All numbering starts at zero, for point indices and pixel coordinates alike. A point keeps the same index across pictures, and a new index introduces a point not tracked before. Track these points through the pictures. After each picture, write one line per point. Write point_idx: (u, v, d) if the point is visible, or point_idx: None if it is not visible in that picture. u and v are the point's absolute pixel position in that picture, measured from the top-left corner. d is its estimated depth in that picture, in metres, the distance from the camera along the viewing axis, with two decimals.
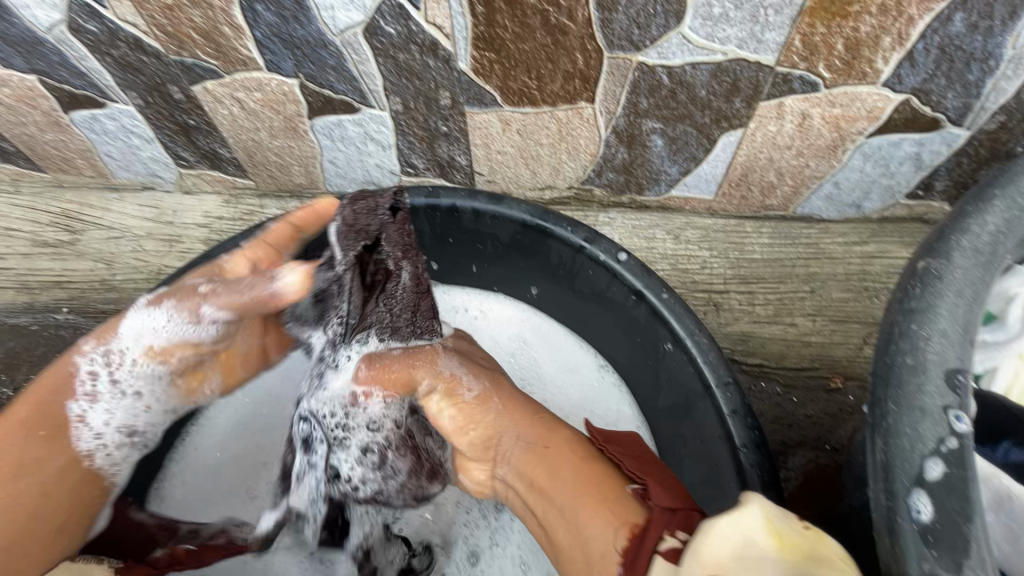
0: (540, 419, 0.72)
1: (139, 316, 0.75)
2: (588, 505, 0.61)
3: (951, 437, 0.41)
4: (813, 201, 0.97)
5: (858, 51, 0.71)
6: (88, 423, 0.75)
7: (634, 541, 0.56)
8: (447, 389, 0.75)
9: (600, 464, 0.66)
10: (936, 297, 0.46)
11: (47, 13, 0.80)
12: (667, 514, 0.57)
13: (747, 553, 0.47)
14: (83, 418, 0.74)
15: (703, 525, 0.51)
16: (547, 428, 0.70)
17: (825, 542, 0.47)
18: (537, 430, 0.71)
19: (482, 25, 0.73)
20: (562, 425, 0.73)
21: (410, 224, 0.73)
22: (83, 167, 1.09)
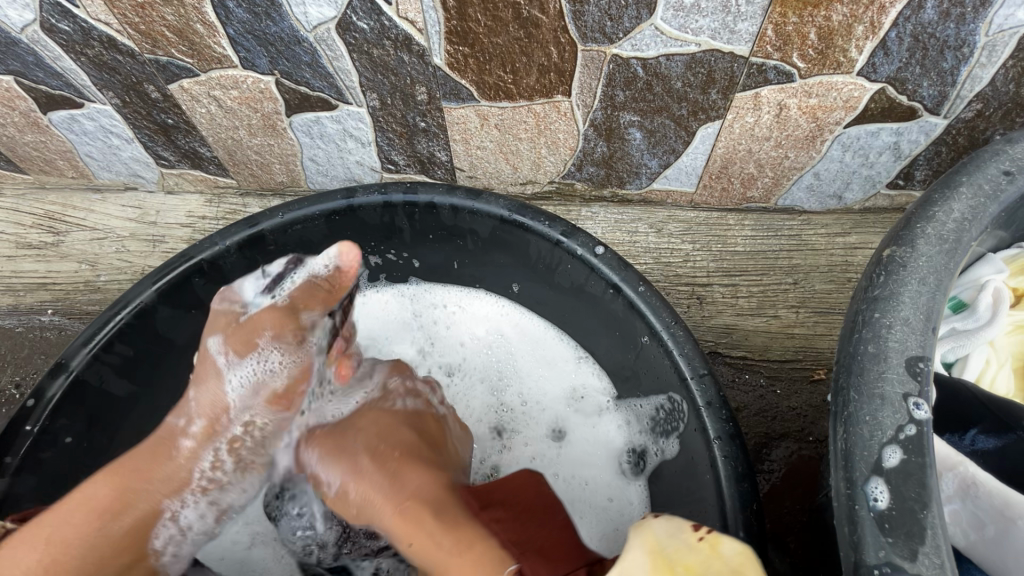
0: (395, 512, 0.64)
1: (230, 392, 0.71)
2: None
3: (910, 424, 0.41)
4: (795, 192, 0.96)
5: (832, 40, 0.70)
6: (177, 520, 0.71)
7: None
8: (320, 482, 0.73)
9: (484, 546, 0.59)
10: (899, 285, 0.46)
11: (20, 13, 0.79)
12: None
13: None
14: (175, 515, 0.71)
15: None
16: (400, 523, 0.63)
17: (721, 557, 0.48)
18: (397, 530, 0.63)
19: (454, 19, 0.73)
20: (432, 518, 0.62)
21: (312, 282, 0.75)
22: (65, 168, 1.09)
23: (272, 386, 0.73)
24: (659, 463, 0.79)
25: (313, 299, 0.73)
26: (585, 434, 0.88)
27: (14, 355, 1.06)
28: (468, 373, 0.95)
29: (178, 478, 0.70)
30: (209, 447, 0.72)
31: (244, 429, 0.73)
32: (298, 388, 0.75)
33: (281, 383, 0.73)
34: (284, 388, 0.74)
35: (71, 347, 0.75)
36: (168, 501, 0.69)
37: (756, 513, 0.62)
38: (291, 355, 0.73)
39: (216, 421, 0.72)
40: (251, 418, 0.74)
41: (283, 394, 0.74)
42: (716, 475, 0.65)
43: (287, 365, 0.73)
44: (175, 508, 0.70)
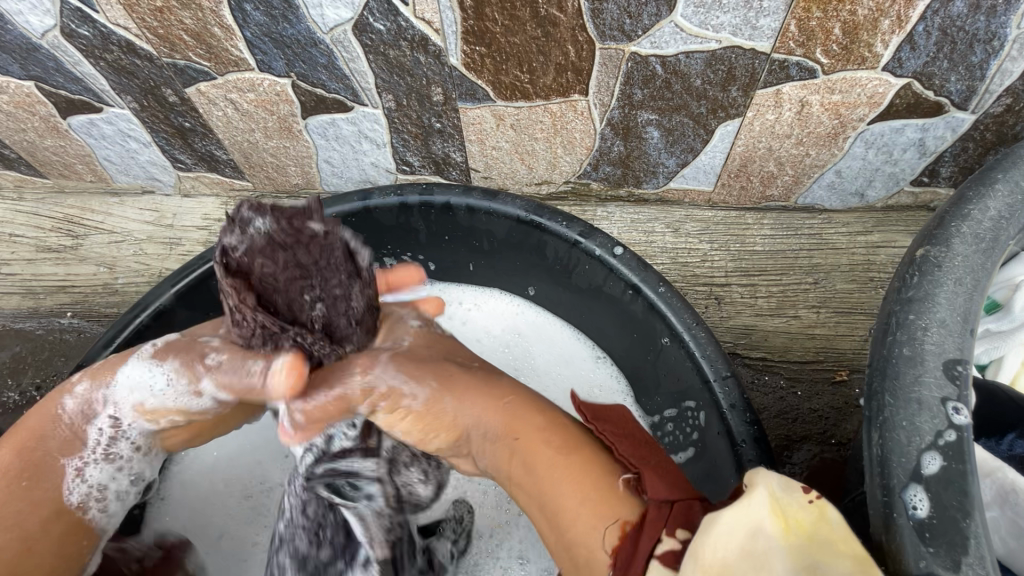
0: (500, 402, 0.63)
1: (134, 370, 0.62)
2: (563, 491, 0.56)
3: (950, 430, 0.40)
4: (815, 190, 0.95)
5: (856, 35, 0.69)
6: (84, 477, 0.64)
7: (626, 543, 0.51)
8: (389, 399, 0.62)
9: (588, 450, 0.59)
10: (935, 285, 0.45)
11: (41, 19, 0.80)
12: (664, 512, 0.51)
13: (755, 544, 0.41)
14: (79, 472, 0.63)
15: (703, 523, 0.44)
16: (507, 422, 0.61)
17: (829, 531, 0.41)
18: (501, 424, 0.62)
19: (471, 18, 0.72)
20: (539, 412, 0.63)
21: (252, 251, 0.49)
22: (83, 172, 1.10)
23: (145, 398, 0.62)
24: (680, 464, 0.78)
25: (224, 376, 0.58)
26: None
27: (34, 358, 1.07)
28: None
29: (73, 435, 0.63)
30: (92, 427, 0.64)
31: (122, 430, 0.65)
32: (168, 410, 0.63)
33: (157, 401, 0.62)
34: (155, 405, 0.63)
35: (91, 349, 0.75)
36: (69, 457, 0.63)
37: None
38: (179, 388, 0.61)
39: (94, 395, 0.63)
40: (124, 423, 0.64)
41: (153, 411, 0.63)
42: (740, 480, 0.63)
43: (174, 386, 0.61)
44: (77, 465, 0.63)
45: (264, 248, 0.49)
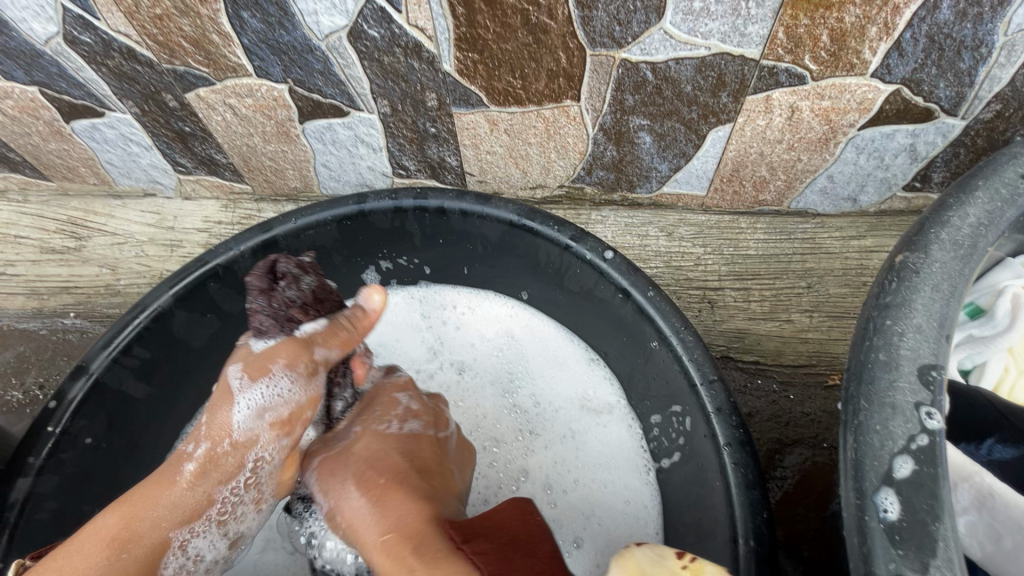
0: (375, 531, 0.61)
1: (246, 403, 0.68)
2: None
3: (922, 434, 0.40)
4: (808, 195, 0.95)
5: (844, 42, 0.70)
6: (186, 549, 0.68)
7: None
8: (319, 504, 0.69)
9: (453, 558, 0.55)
10: (912, 291, 0.46)
11: (44, 26, 0.82)
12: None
13: None
14: (184, 544, 0.67)
15: None
16: (380, 558, 0.58)
17: None
18: (373, 549, 0.60)
19: (463, 26, 0.73)
20: (405, 533, 0.59)
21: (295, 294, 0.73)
22: (86, 175, 1.12)
23: (279, 411, 0.69)
24: (670, 467, 0.79)
25: (333, 341, 0.72)
26: (598, 439, 0.87)
27: (38, 357, 1.09)
28: (479, 374, 0.95)
29: (196, 496, 0.67)
30: (224, 483, 0.68)
31: (255, 465, 0.70)
32: (303, 414, 0.71)
33: (290, 407, 0.70)
34: (290, 413, 0.70)
35: (91, 350, 0.77)
36: (175, 532, 0.66)
37: (766, 521, 0.61)
38: (304, 384, 0.70)
39: (218, 448, 0.68)
40: (260, 454, 0.70)
41: (288, 422, 0.70)
42: (726, 483, 0.64)
43: (291, 398, 0.70)
44: (183, 536, 0.67)
45: (315, 296, 0.74)
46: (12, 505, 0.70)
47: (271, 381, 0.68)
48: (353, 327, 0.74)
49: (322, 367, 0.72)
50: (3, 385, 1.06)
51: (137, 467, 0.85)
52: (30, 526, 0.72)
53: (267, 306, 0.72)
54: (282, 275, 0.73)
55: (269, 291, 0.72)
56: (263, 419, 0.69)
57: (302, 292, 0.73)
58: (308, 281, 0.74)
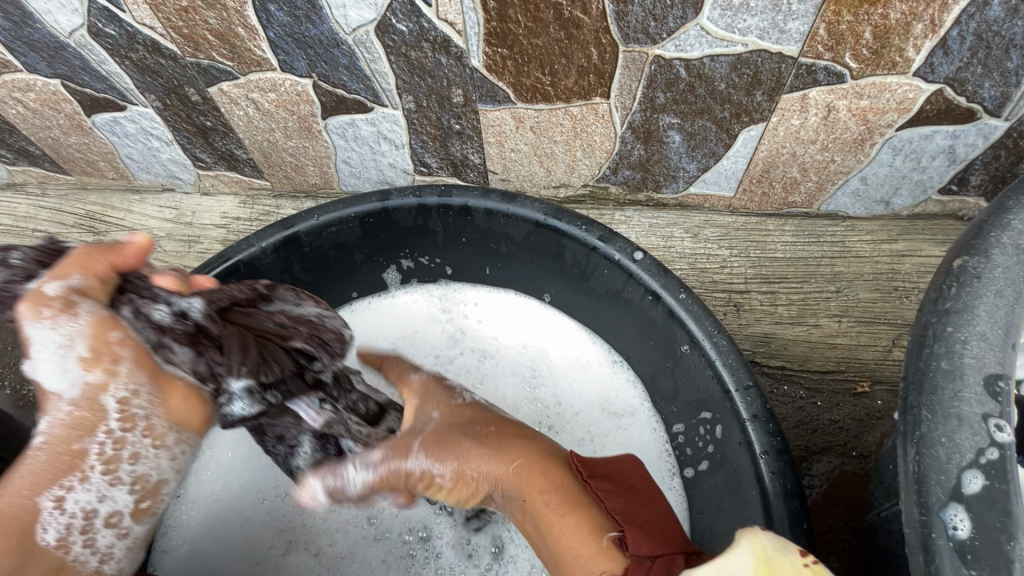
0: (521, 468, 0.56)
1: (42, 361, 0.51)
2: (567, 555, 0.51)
3: (992, 447, 0.39)
4: (839, 197, 0.93)
5: (887, 39, 0.68)
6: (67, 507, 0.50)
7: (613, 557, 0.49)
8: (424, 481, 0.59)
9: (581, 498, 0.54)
10: (974, 296, 0.44)
11: (69, 19, 0.81)
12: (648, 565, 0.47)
13: None
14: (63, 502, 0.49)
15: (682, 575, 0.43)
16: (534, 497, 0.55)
17: None
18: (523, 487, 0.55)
19: (494, 20, 0.72)
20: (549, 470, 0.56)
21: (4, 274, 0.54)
22: (106, 169, 1.11)
23: (76, 351, 0.51)
24: (698, 475, 0.77)
25: (70, 268, 0.53)
26: (621, 444, 0.84)
27: None
28: (500, 363, 0.92)
29: (50, 463, 0.50)
30: (89, 436, 0.51)
31: (120, 408, 0.52)
32: (110, 337, 0.52)
33: (87, 338, 0.52)
34: (92, 344, 0.52)
35: None
36: (44, 494, 0.49)
37: (806, 532, 0.59)
38: (69, 320, 0.51)
39: (57, 416, 0.51)
40: (115, 393, 0.52)
41: (98, 354, 0.52)
42: (763, 492, 0.62)
43: (76, 333, 0.51)
44: (54, 500, 0.49)
45: (36, 261, 0.55)
46: None
47: (39, 343, 0.51)
48: (105, 250, 0.56)
49: (78, 294, 0.52)
50: (19, 379, 1.06)
51: None
52: None
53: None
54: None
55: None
56: (69, 369, 0.51)
57: (13, 270, 0.54)
58: (15, 258, 0.55)
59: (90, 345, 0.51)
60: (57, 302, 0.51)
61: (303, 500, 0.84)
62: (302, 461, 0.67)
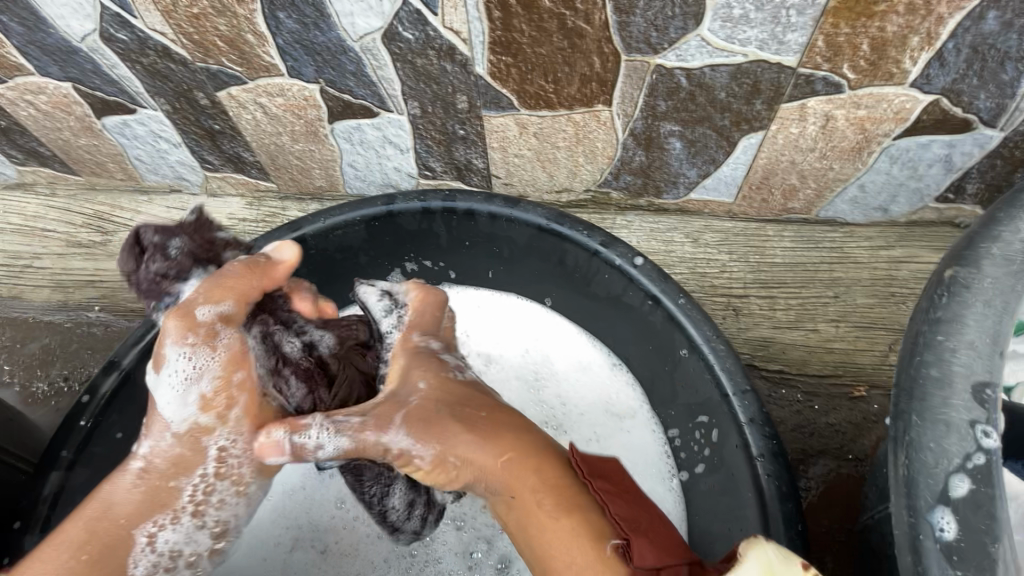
0: (509, 452, 0.58)
1: (166, 391, 0.61)
2: (557, 556, 0.54)
3: (978, 453, 0.40)
4: (837, 204, 0.94)
5: (885, 51, 0.69)
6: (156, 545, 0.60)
7: None
8: (402, 457, 0.60)
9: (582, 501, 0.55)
10: (963, 306, 0.45)
11: (81, 24, 0.82)
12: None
13: None
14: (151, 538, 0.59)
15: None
16: (509, 484, 0.57)
17: None
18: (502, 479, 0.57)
19: (498, 29, 0.73)
20: (533, 458, 0.58)
21: (160, 259, 0.67)
22: (114, 170, 1.13)
23: (201, 390, 0.61)
24: (697, 477, 0.78)
25: (216, 289, 0.61)
26: (621, 446, 0.84)
27: (63, 349, 1.10)
28: (504, 368, 0.92)
29: (154, 491, 0.60)
30: (187, 472, 0.61)
31: (218, 454, 0.62)
32: (233, 379, 0.62)
33: (211, 382, 0.61)
34: (216, 387, 0.61)
35: (123, 346, 0.77)
36: (139, 527, 0.59)
37: (801, 533, 0.61)
38: (210, 351, 0.61)
39: (160, 446, 0.61)
40: (219, 440, 0.62)
41: (217, 397, 0.62)
42: (760, 494, 0.64)
43: (207, 370, 0.61)
44: (151, 530, 0.59)
45: (191, 256, 0.68)
46: (45, 499, 0.71)
47: (175, 367, 0.60)
48: (248, 272, 0.62)
49: (222, 326, 0.61)
50: (28, 376, 1.08)
51: None
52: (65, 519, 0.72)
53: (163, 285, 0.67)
54: (148, 249, 0.67)
55: (138, 271, 0.67)
56: (188, 403, 0.61)
57: (171, 259, 0.67)
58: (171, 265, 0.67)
59: (214, 386, 0.61)
60: (212, 332, 0.61)
61: (311, 499, 0.86)
62: (398, 501, 0.75)
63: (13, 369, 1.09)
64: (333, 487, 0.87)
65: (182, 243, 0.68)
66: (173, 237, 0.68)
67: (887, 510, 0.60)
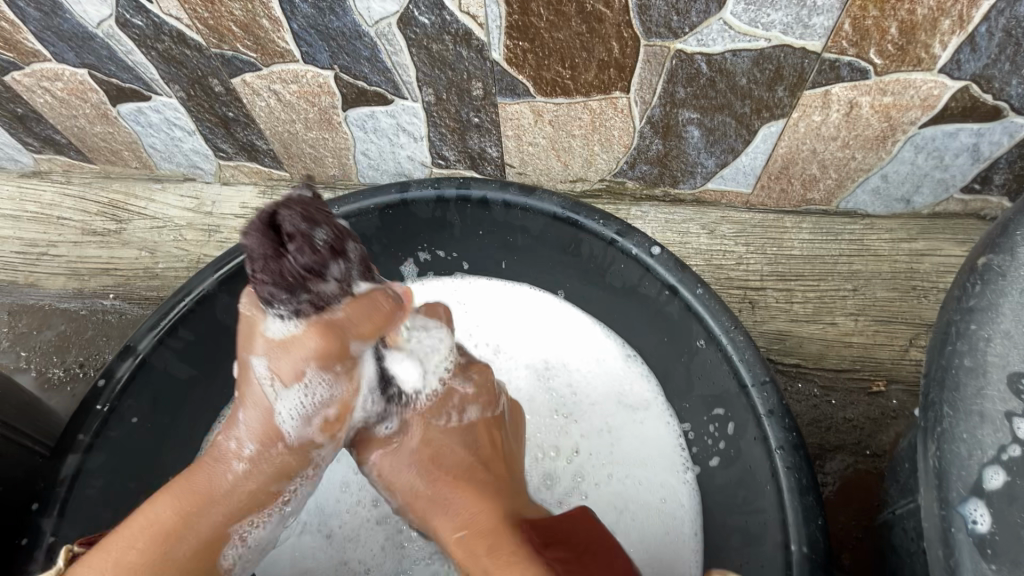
0: (459, 526, 0.67)
1: (287, 403, 0.60)
2: None
3: (1014, 444, 0.39)
4: (858, 194, 0.92)
5: (914, 35, 0.67)
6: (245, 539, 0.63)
7: None
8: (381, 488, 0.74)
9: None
10: (999, 295, 0.43)
11: (97, 9, 0.82)
12: None
13: None
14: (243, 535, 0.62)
15: None
16: (458, 552, 0.66)
17: None
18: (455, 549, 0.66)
19: (516, 13, 0.72)
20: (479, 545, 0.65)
21: (303, 250, 0.54)
22: (129, 158, 1.13)
23: (324, 413, 0.62)
24: (713, 469, 0.77)
25: (367, 322, 0.61)
26: (634, 437, 0.84)
27: (78, 336, 1.11)
28: (516, 357, 0.92)
29: (254, 493, 0.62)
30: (291, 471, 0.63)
31: (315, 463, 0.65)
32: (349, 408, 0.65)
33: (334, 406, 0.63)
34: (336, 412, 0.64)
35: (138, 331, 0.78)
36: (236, 525, 0.61)
37: (821, 527, 0.60)
38: (340, 379, 0.62)
39: (267, 450, 0.61)
40: (321, 451, 0.65)
41: (337, 419, 0.64)
42: (778, 486, 0.63)
43: (334, 397, 0.62)
44: (244, 529, 0.62)
45: (332, 247, 0.57)
46: (63, 479, 0.70)
47: (310, 383, 0.60)
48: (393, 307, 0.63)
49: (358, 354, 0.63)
50: (45, 362, 1.09)
51: (172, 450, 0.85)
52: (80, 502, 0.72)
53: (273, 273, 0.53)
54: (290, 236, 0.53)
55: (283, 264, 0.53)
56: (310, 421, 0.61)
57: (319, 250, 0.55)
58: (353, 268, 0.60)
59: (336, 406, 0.63)
60: (349, 360, 0.62)
61: (320, 484, 0.86)
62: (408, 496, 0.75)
63: (30, 356, 1.10)
64: (341, 473, 0.87)
65: (326, 231, 0.56)
66: (317, 227, 0.55)
67: (911, 505, 0.58)
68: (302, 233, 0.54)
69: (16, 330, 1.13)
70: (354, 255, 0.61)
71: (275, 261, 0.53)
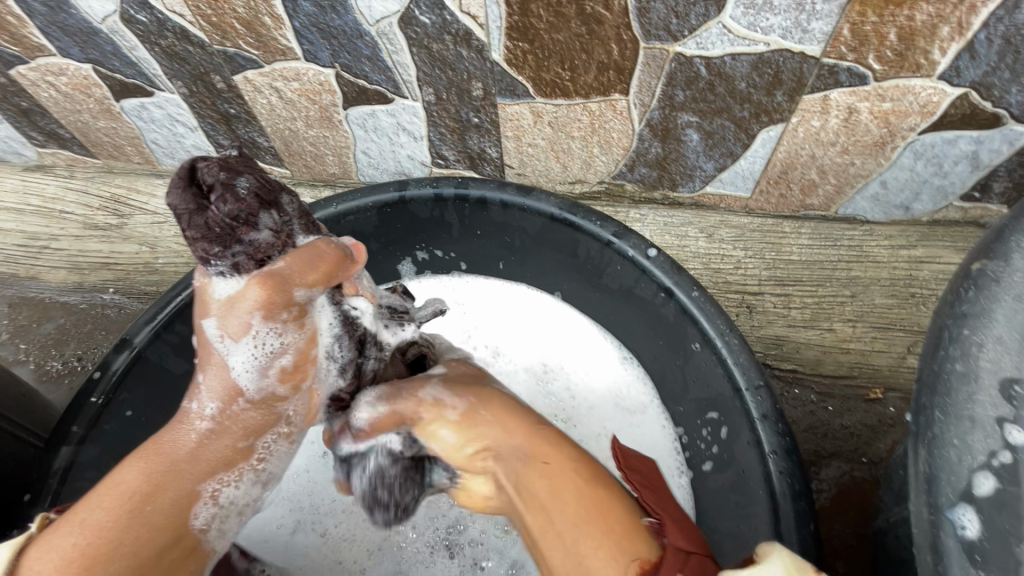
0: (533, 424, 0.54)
1: (240, 356, 0.54)
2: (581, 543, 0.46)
3: (1005, 451, 0.39)
4: (858, 201, 0.92)
5: (913, 41, 0.67)
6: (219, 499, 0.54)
7: None
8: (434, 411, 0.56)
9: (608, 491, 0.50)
10: (992, 300, 0.43)
11: (102, 5, 0.83)
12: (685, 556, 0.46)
13: None
14: (216, 494, 0.53)
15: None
16: (537, 448, 0.52)
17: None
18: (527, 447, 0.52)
19: (516, 14, 0.72)
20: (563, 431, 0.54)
21: (225, 202, 0.53)
22: (132, 153, 1.14)
23: (281, 362, 0.56)
24: (708, 474, 0.76)
25: (312, 271, 0.56)
26: (629, 441, 0.83)
27: (77, 329, 1.12)
28: (514, 359, 0.92)
29: (223, 453, 0.54)
30: (257, 432, 0.56)
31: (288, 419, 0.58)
32: (310, 357, 0.59)
33: (292, 355, 0.57)
34: (294, 362, 0.57)
35: (135, 325, 0.78)
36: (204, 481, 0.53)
37: (813, 534, 0.60)
38: (293, 328, 0.56)
39: (229, 408, 0.55)
40: (289, 409, 0.58)
41: (297, 368, 0.58)
42: (771, 490, 0.63)
43: (288, 343, 0.56)
44: (215, 487, 0.53)
45: (259, 197, 0.56)
46: (55, 471, 0.71)
47: (257, 338, 0.54)
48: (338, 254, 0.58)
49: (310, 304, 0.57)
50: (43, 355, 1.10)
51: None
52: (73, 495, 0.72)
53: (198, 227, 0.52)
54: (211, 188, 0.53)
55: (206, 215, 0.52)
56: (267, 374, 0.56)
57: (243, 200, 0.54)
58: (289, 222, 0.59)
59: (294, 357, 0.57)
60: (298, 310, 0.56)
61: (315, 483, 0.86)
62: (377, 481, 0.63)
63: (28, 349, 1.11)
64: (336, 473, 0.86)
65: (251, 182, 0.56)
66: (240, 178, 0.55)
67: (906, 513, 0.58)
68: (224, 186, 0.53)
69: (15, 322, 1.14)
70: (289, 209, 0.60)
71: (197, 214, 0.52)
